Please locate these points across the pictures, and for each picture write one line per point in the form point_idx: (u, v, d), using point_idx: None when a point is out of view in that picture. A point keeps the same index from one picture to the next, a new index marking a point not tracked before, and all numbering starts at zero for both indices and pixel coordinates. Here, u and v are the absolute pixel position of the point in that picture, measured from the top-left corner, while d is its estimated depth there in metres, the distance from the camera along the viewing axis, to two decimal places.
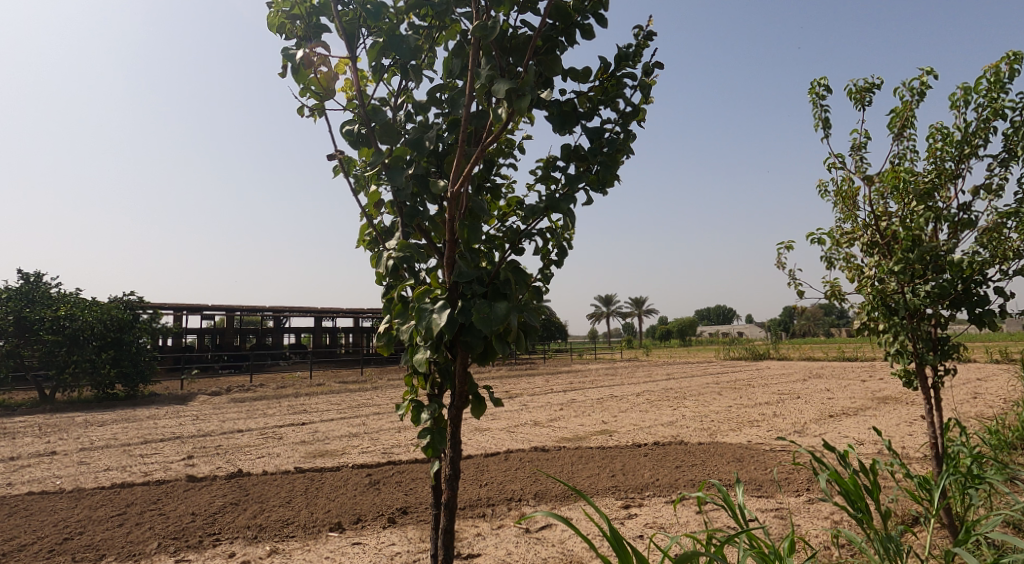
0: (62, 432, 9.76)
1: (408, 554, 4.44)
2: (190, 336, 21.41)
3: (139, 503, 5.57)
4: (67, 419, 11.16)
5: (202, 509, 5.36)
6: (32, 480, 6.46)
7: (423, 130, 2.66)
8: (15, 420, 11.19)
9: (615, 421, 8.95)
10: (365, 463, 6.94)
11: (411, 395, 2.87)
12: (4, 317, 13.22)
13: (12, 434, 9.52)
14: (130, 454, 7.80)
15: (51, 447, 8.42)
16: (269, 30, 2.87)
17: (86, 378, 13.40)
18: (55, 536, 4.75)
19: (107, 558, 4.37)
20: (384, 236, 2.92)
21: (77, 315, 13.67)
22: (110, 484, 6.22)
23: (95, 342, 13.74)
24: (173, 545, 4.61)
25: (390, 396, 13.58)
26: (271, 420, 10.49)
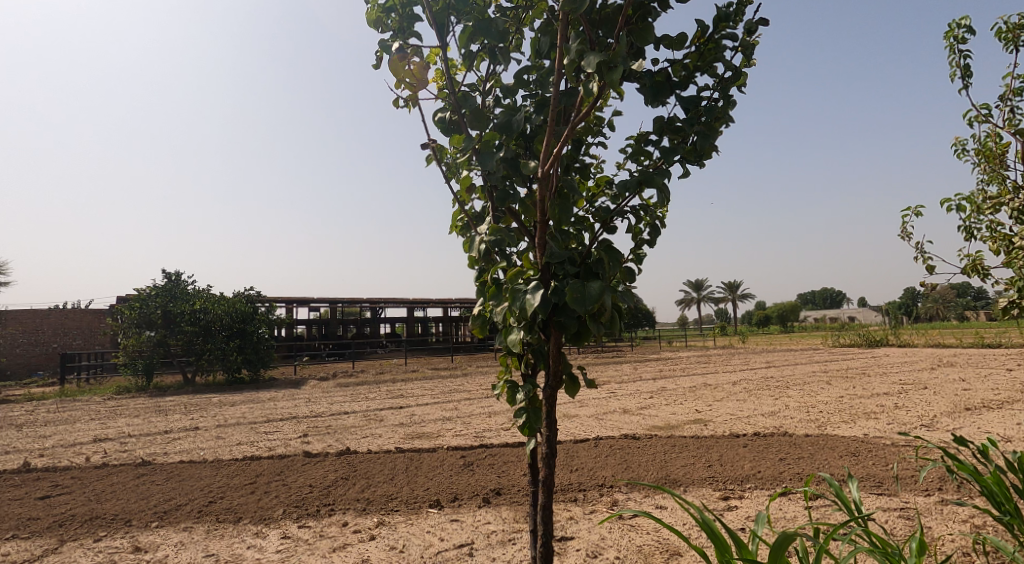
0: (202, 410, 10.78)
1: (503, 533, 4.50)
2: (299, 326, 22.81)
3: (266, 473, 6.02)
4: (205, 400, 12.30)
5: (318, 481, 5.71)
6: (182, 451, 7.19)
7: (512, 112, 2.61)
8: (164, 400, 12.47)
9: (710, 410, 8.66)
10: (458, 445, 7.11)
11: (506, 374, 2.84)
12: (153, 311, 14.66)
13: (162, 413, 10.62)
14: (256, 431, 8.47)
15: (195, 423, 9.32)
16: (367, 25, 2.91)
17: (219, 364, 14.70)
18: (201, 499, 5.26)
19: (242, 521, 4.77)
20: (475, 221, 2.92)
21: (210, 308, 14.99)
22: (240, 456, 6.77)
23: (224, 332, 15.02)
24: (296, 512, 4.94)
25: (480, 384, 13.81)
26: (372, 404, 11.02)
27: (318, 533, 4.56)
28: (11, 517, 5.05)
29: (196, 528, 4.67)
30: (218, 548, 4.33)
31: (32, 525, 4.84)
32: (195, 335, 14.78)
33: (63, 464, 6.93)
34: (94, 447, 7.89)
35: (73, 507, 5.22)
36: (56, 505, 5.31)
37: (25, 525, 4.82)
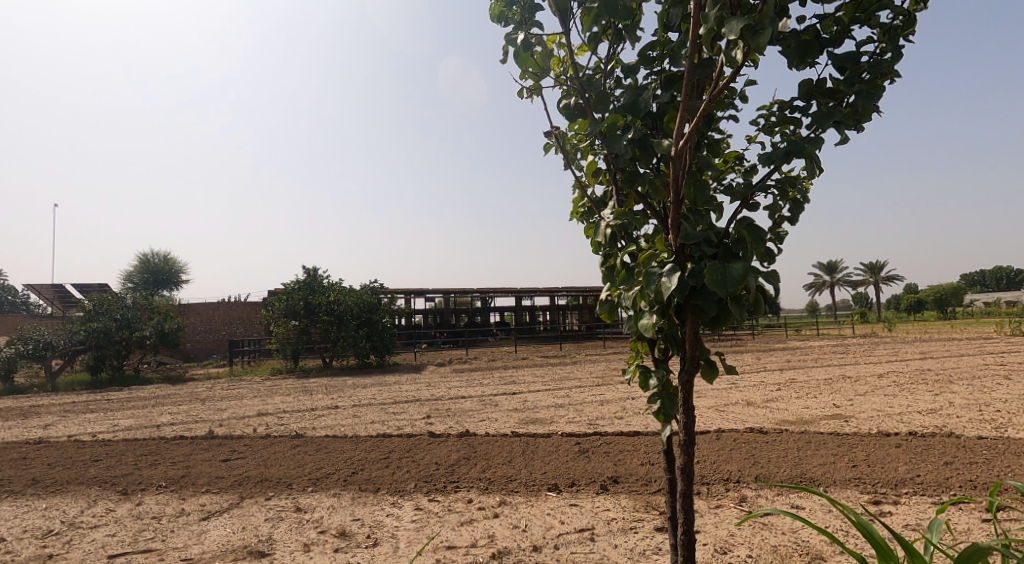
0: (338, 391, 11.64)
1: (624, 521, 4.40)
2: (418, 316, 23.89)
3: (398, 449, 6.37)
4: (342, 382, 13.26)
5: (443, 459, 5.94)
6: (328, 427, 7.86)
7: (638, 91, 2.49)
8: (308, 381, 13.65)
9: (852, 406, 7.93)
10: (572, 431, 7.08)
11: (637, 360, 2.74)
12: (297, 302, 16.01)
13: (307, 393, 11.65)
14: (385, 411, 8.99)
15: (335, 402, 10.13)
16: (490, 21, 2.89)
17: (351, 350, 15.80)
18: (345, 470, 5.76)
19: (381, 491, 5.14)
20: (599, 206, 2.82)
21: (343, 299, 16.10)
22: (372, 434, 7.22)
23: (355, 321, 16.07)
24: (425, 487, 5.20)
25: (591, 372, 13.70)
26: (487, 389, 11.29)
27: (447, 507, 4.75)
28: (202, 475, 5.95)
29: (344, 495, 5.14)
30: (362, 514, 4.72)
31: (221, 482, 5.69)
32: (331, 324, 15.90)
33: (237, 433, 7.93)
34: (259, 420, 8.90)
35: (248, 470, 6.02)
36: (236, 466, 6.18)
37: (212, 483, 5.67)
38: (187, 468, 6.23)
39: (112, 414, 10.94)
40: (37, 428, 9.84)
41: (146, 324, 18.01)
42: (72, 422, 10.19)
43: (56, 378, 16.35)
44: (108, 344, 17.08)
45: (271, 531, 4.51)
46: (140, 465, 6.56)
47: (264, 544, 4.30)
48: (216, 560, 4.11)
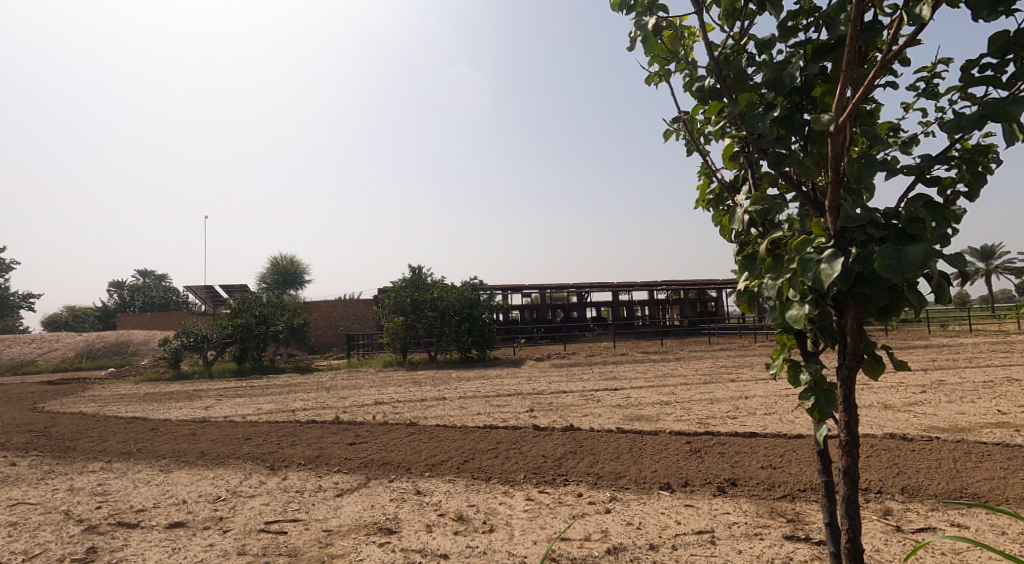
0: (444, 383, 12.02)
1: (747, 526, 4.14)
2: (515, 311, 24.21)
3: (505, 441, 6.43)
4: (447, 374, 13.74)
5: (550, 452, 5.92)
6: (438, 416, 8.11)
7: (783, 65, 2.27)
8: (417, 373, 14.24)
9: (1017, 413, 6.96)
10: (682, 430, 6.79)
11: (783, 354, 2.52)
12: (404, 299, 16.69)
13: (416, 384, 12.14)
14: (489, 403, 9.14)
15: (442, 393, 10.45)
16: (613, 9, 2.77)
17: (454, 344, 16.29)
18: (458, 457, 5.91)
19: (492, 480, 5.22)
20: (736, 191, 2.63)
21: (445, 296, 16.61)
22: (478, 425, 7.34)
23: (456, 317, 16.51)
24: (535, 478, 5.22)
25: (695, 368, 13.14)
26: (587, 384, 11.15)
27: (557, 499, 4.72)
28: (333, 456, 6.38)
29: (459, 481, 5.28)
30: (478, 500, 4.81)
31: (348, 464, 6.04)
32: (435, 319, 16.52)
33: (359, 419, 8.41)
34: (377, 408, 9.38)
35: (371, 453, 6.35)
36: (362, 449, 6.54)
37: (342, 464, 6.05)
38: (320, 449, 6.70)
39: (254, 398, 12.06)
40: (201, 408, 11.07)
41: (279, 319, 19.64)
42: (225, 405, 11.37)
43: (210, 366, 18.45)
44: (251, 337, 18.88)
45: (395, 510, 4.72)
46: (284, 444, 7.15)
47: (392, 522, 4.50)
48: (349, 533, 4.35)
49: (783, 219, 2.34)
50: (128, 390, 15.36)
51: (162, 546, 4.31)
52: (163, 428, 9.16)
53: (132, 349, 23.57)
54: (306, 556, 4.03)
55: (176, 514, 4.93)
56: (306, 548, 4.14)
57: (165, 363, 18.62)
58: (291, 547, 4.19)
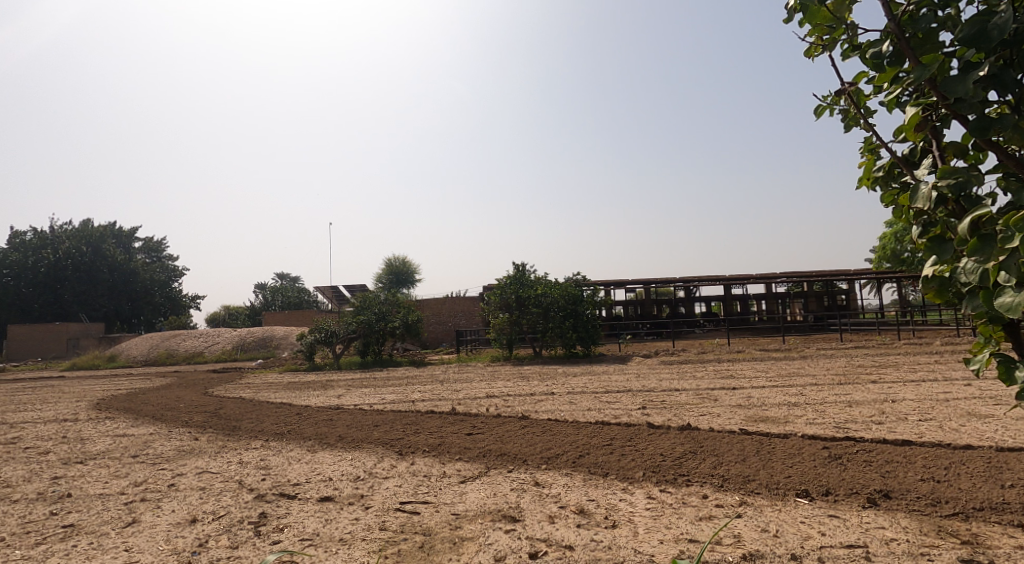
0: (551, 378, 11.80)
1: (909, 545, 3.52)
2: (618, 307, 23.66)
3: (618, 437, 6.08)
4: (553, 369, 13.50)
5: (668, 451, 5.49)
6: (548, 411, 7.89)
7: (987, 14, 1.76)
8: (524, 368, 14.16)
9: None
10: (816, 435, 6.05)
11: (991, 346, 2.02)
12: (510, 296, 16.68)
13: (525, 378, 12.02)
14: (600, 399, 8.76)
15: (548, 388, 10.20)
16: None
17: (559, 340, 16.07)
18: (573, 452, 5.68)
19: (610, 477, 4.95)
20: (915, 165, 2.16)
21: (548, 292, 16.31)
22: (587, 420, 7.04)
23: (561, 313, 16.23)
24: (655, 477, 4.88)
25: (823, 368, 11.94)
26: (704, 383, 10.44)
27: (680, 500, 4.35)
28: (454, 444, 6.37)
29: (576, 475, 5.06)
30: (596, 495, 4.54)
31: (466, 453, 6.00)
32: (539, 316, 16.36)
33: (473, 411, 8.38)
34: (489, 401, 9.34)
35: (488, 443, 6.27)
36: (479, 439, 6.47)
37: (462, 452, 6.01)
38: (441, 437, 6.72)
39: (380, 389, 12.56)
40: (335, 396, 11.68)
41: (396, 315, 20.34)
42: (354, 394, 11.93)
43: (338, 359, 19.72)
44: (372, 333, 19.89)
45: (516, 500, 4.55)
46: (408, 432, 7.25)
47: (514, 510, 4.34)
48: (475, 518, 4.23)
49: (984, 197, 1.85)
50: (281, 378, 16.80)
51: (316, 516, 4.47)
52: (308, 412, 9.78)
53: (276, 342, 25.67)
54: (439, 536, 3.94)
55: (325, 489, 5.13)
56: (438, 529, 4.05)
57: (304, 355, 20.23)
58: (425, 527, 4.12)
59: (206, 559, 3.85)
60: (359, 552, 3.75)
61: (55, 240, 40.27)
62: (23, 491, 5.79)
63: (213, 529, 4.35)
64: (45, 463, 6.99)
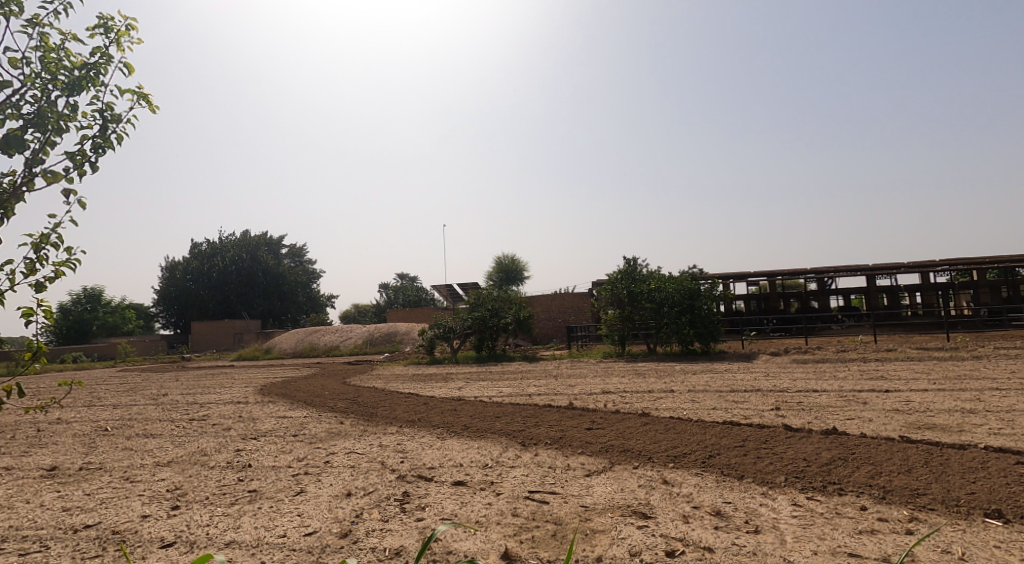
0: (672, 375, 12.20)
1: None
2: (739, 301, 23.80)
3: (753, 439, 6.50)
4: (666, 367, 13.87)
5: (812, 456, 5.78)
6: (669, 409, 8.40)
7: None
8: (640, 365, 14.66)
9: None
10: (1002, 445, 5.79)
11: None
12: (621, 292, 17.26)
13: (639, 375, 12.50)
14: (726, 399, 9.06)
15: (669, 386, 10.67)
16: None
17: (675, 336, 16.26)
18: (702, 452, 6.19)
19: (746, 480, 5.38)
20: None
21: (663, 287, 16.65)
22: (716, 420, 7.53)
23: (676, 308, 16.31)
24: (800, 483, 5.21)
25: (998, 370, 11.12)
26: (848, 384, 10.25)
27: (833, 510, 4.62)
28: (576, 438, 7.10)
29: (708, 476, 5.55)
30: (733, 499, 4.96)
31: (590, 447, 6.71)
32: (652, 311, 16.70)
33: (591, 406, 9.03)
34: (605, 396, 9.91)
35: (610, 439, 6.94)
36: (600, 435, 7.17)
37: (585, 446, 6.72)
38: (563, 431, 7.46)
39: (496, 382, 13.51)
40: (455, 388, 12.82)
41: (509, 311, 21.29)
42: (474, 386, 12.98)
43: (456, 353, 21.20)
44: (485, 329, 21.03)
45: (648, 497, 5.08)
46: (529, 424, 8.08)
47: (645, 507, 4.87)
48: (605, 512, 4.81)
49: None
50: (399, 371, 18.51)
51: (454, 499, 5.26)
52: (432, 402, 10.92)
53: (400, 337, 27.79)
54: (569, 526, 4.54)
55: (457, 474, 5.98)
56: (568, 519, 4.66)
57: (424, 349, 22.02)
58: (555, 516, 4.76)
59: (363, 529, 4.67)
60: (496, 534, 4.44)
61: (223, 249, 45.56)
62: (214, 460, 7.21)
63: (365, 503, 5.27)
64: (226, 438, 8.56)
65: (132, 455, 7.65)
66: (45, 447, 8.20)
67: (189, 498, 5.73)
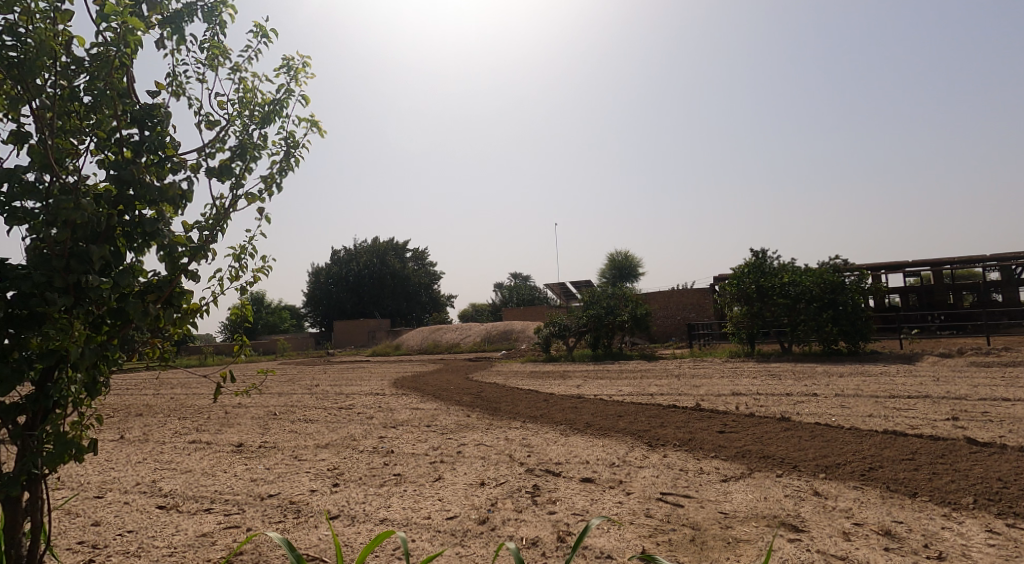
0: (815, 378, 12.09)
1: None
2: (895, 294, 22.86)
3: (925, 452, 6.32)
4: (810, 368, 13.78)
5: (1007, 476, 5.37)
6: (813, 414, 8.57)
7: None
8: (773, 366, 14.72)
9: None
10: None
11: None
12: (748, 286, 17.25)
13: (776, 377, 12.59)
14: (884, 406, 8.95)
15: (814, 390, 10.76)
16: None
17: (815, 335, 15.93)
18: (862, 464, 6.06)
19: (924, 499, 4.99)
20: None
21: (797, 281, 16.33)
22: (874, 428, 7.52)
23: (816, 303, 15.94)
24: (994, 507, 4.72)
25: None
26: None
27: None
28: (707, 442, 7.47)
29: (870, 491, 5.29)
30: (907, 519, 4.59)
31: (725, 451, 7.01)
32: (785, 308, 16.52)
33: (721, 408, 9.45)
34: (735, 399, 10.28)
35: (747, 444, 7.22)
36: (734, 439, 7.49)
37: (720, 450, 7.05)
38: (692, 433, 7.90)
39: (615, 381, 14.03)
40: (574, 386, 13.54)
41: (624, 309, 21.57)
42: (592, 385, 13.59)
43: (571, 351, 22.02)
44: (601, 326, 21.49)
45: (798, 509, 4.91)
46: (653, 424, 8.65)
47: (796, 520, 4.68)
48: (748, 521, 4.74)
49: None
50: (518, 368, 19.68)
51: (584, 495, 5.65)
52: (552, 399, 11.75)
53: (516, 335, 28.94)
54: (710, 532, 4.54)
55: (585, 471, 6.51)
56: (707, 525, 4.68)
57: (540, 347, 23.04)
58: (693, 521, 4.79)
59: (500, 517, 5.15)
60: (631, 533, 4.53)
61: (355, 255, 49.59)
62: (362, 445, 8.43)
63: (499, 493, 5.86)
64: (369, 425, 9.86)
65: (298, 437, 9.11)
66: (232, 425, 9.96)
67: (345, 477, 6.80)
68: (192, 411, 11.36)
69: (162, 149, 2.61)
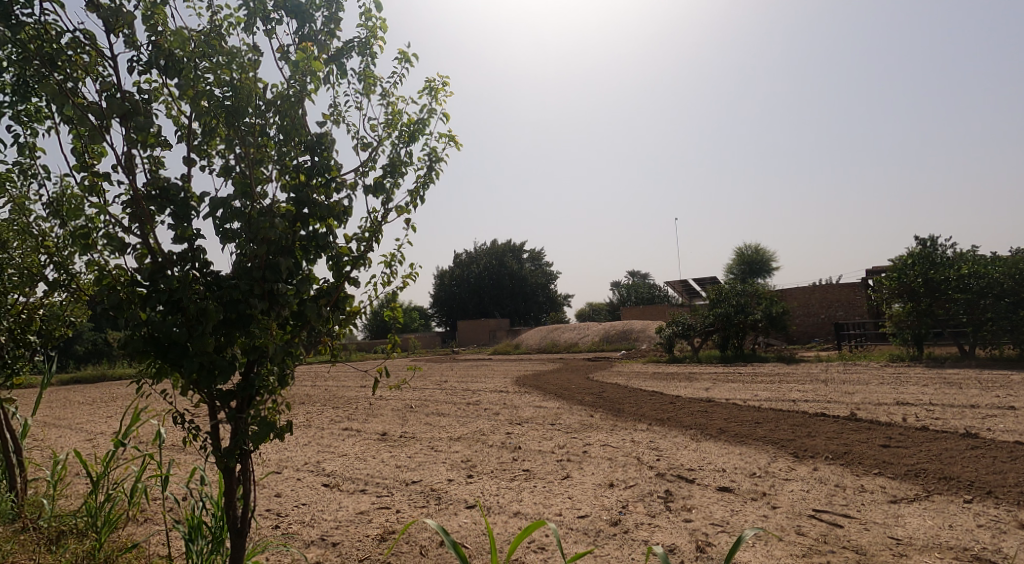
0: (1007, 388, 11.03)
1: None
2: None
3: None
4: (1005, 377, 12.37)
5: None
6: (1008, 431, 7.88)
7: None
8: (948, 372, 13.66)
9: None
10: None
11: None
12: (913, 280, 16.14)
13: (953, 386, 11.69)
14: None
15: (1009, 402, 9.77)
16: None
17: (1007, 336, 14.50)
18: None
19: None
20: None
21: (980, 273, 14.98)
22: None
23: (1007, 298, 14.46)
24: None
25: None
26: None
27: None
28: (867, 456, 7.23)
29: None
30: None
31: (893, 469, 6.70)
32: (964, 305, 15.21)
33: (883, 420, 9.03)
34: (898, 409, 9.75)
35: (920, 461, 6.87)
36: (900, 455, 7.17)
37: (886, 467, 6.77)
38: (848, 446, 7.69)
39: (749, 385, 13.73)
40: (702, 389, 13.44)
41: (756, 309, 20.67)
42: (721, 388, 13.39)
43: (697, 352, 21.64)
44: (729, 326, 20.93)
45: (1000, 544, 4.57)
46: (799, 434, 8.55)
47: (997, 555, 4.39)
48: (924, 550, 4.54)
49: None
50: (640, 368, 19.80)
51: (724, 505, 5.76)
52: (679, 402, 11.84)
53: (635, 335, 28.74)
54: (876, 558, 4.43)
55: (721, 479, 6.62)
56: (874, 550, 4.56)
57: (663, 348, 22.92)
58: (858, 544, 4.69)
59: (632, 521, 5.45)
60: (781, 551, 4.57)
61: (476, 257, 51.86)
62: (491, 439, 9.17)
63: (630, 496, 6.18)
64: (497, 421, 10.62)
65: (432, 429, 10.05)
66: (376, 416, 11.17)
67: (478, 469, 7.53)
68: (344, 402, 12.82)
69: (328, 172, 3.29)
